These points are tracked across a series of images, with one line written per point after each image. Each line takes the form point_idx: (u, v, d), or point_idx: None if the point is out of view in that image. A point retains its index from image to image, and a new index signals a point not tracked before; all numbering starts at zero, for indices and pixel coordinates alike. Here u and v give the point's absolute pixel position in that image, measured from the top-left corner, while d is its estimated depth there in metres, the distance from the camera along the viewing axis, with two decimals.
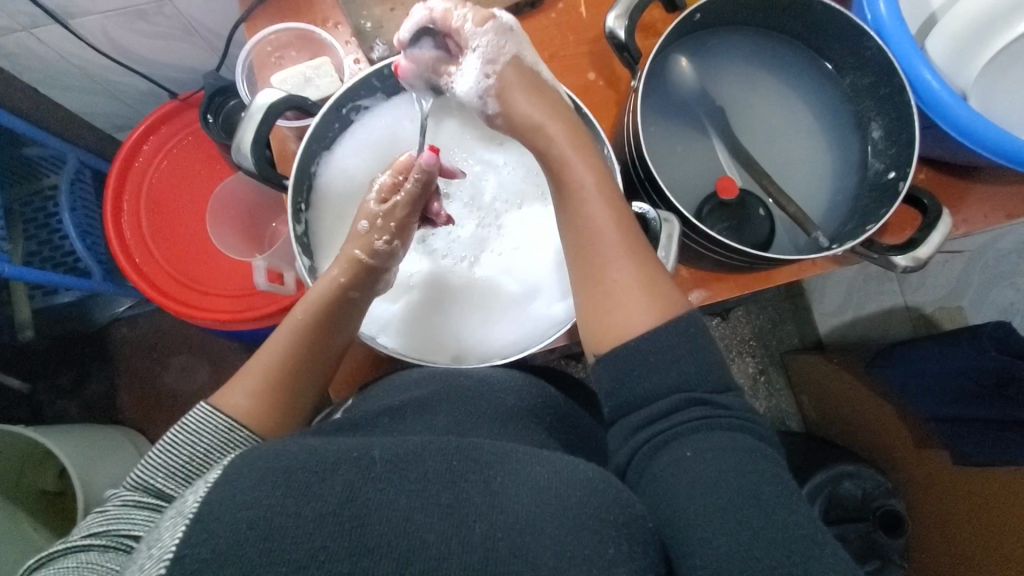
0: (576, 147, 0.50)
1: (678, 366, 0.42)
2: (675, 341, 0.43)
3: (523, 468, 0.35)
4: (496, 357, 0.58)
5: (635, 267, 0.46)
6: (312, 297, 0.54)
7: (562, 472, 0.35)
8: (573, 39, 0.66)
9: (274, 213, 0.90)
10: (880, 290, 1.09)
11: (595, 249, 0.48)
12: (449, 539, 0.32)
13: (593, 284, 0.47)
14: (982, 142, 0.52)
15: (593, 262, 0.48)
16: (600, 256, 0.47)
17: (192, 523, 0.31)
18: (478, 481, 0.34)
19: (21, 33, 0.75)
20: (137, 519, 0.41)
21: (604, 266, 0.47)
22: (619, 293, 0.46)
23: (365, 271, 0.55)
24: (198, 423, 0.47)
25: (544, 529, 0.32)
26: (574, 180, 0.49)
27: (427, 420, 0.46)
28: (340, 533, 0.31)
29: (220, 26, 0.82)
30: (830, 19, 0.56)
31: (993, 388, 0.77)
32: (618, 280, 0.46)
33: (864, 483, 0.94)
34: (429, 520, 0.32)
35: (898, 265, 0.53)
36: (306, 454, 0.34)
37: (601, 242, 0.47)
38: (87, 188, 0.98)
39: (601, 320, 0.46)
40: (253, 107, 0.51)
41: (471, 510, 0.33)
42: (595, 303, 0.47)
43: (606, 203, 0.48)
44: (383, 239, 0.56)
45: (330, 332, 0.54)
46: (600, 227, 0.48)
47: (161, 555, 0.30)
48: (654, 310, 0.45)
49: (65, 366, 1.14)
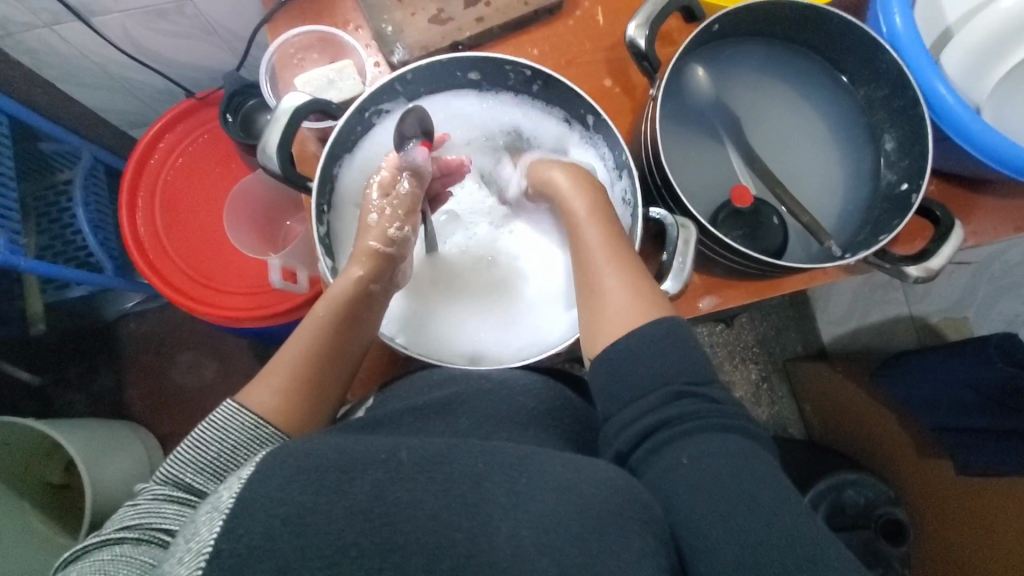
0: (579, 189, 0.55)
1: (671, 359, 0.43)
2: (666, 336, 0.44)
3: (546, 468, 0.36)
4: (516, 359, 0.58)
5: (632, 282, 0.49)
6: (334, 294, 0.55)
7: (583, 474, 0.36)
8: (590, 46, 0.67)
9: (288, 212, 0.91)
10: (884, 300, 1.10)
11: (591, 269, 0.51)
12: (476, 538, 0.33)
13: (592, 298, 0.50)
14: (995, 156, 0.53)
15: (592, 280, 0.51)
16: (595, 273, 0.50)
17: (229, 516, 0.31)
18: (502, 482, 0.35)
19: (43, 29, 0.76)
20: (168, 514, 0.42)
21: (601, 281, 0.50)
22: (612, 298, 0.48)
23: (383, 261, 0.57)
24: (225, 420, 0.48)
25: (571, 531, 0.33)
26: (574, 213, 0.54)
27: (451, 421, 0.48)
28: (371, 530, 0.32)
29: (238, 26, 0.83)
30: (847, 31, 0.57)
31: (998, 399, 0.77)
32: (609, 284, 0.49)
33: (865, 490, 0.95)
34: (456, 520, 0.33)
35: (910, 275, 0.54)
36: (335, 453, 0.35)
37: (599, 264, 0.51)
38: (100, 184, 0.99)
39: (595, 329, 0.48)
40: (279, 110, 0.52)
41: (495, 511, 0.34)
42: (590, 312, 0.50)
43: (601, 226, 0.53)
44: (395, 227, 0.58)
45: (351, 326, 0.55)
46: (594, 250, 0.52)
47: (201, 548, 0.31)
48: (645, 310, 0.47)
49: (72, 360, 1.14)
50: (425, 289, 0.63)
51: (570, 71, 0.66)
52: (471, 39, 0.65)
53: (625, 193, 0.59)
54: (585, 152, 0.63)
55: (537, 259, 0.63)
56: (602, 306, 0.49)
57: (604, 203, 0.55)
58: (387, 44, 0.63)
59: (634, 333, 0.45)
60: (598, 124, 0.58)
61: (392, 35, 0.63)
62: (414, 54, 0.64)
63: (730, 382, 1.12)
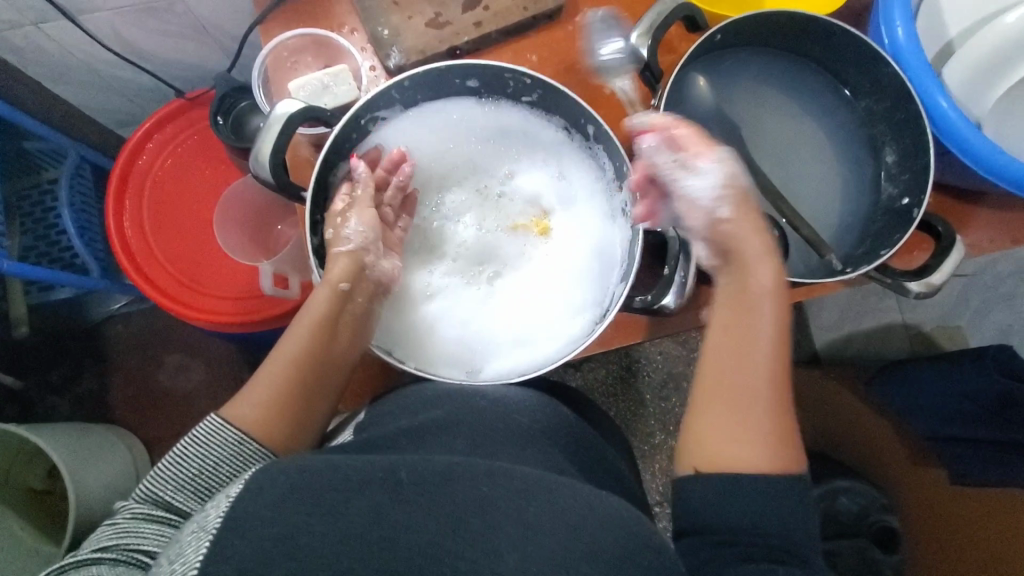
0: (770, 282, 0.48)
1: (769, 508, 0.42)
2: (787, 490, 0.43)
3: (551, 493, 0.35)
4: (514, 373, 0.56)
5: (774, 423, 0.45)
6: (314, 308, 0.54)
7: (585, 498, 0.35)
8: (590, 53, 0.66)
9: (279, 217, 0.88)
10: (878, 307, 1.10)
11: (748, 390, 0.46)
12: (479, 568, 0.31)
13: (732, 412, 0.45)
14: (996, 171, 0.53)
15: (739, 394, 0.46)
16: (750, 403, 0.45)
17: (215, 537, 0.31)
18: (509, 509, 0.33)
19: (30, 28, 0.74)
20: (147, 533, 0.41)
21: (749, 411, 0.45)
22: (752, 428, 0.45)
23: (356, 265, 0.56)
24: (208, 435, 0.46)
25: (575, 563, 0.32)
26: (756, 310, 0.47)
27: (447, 443, 0.46)
28: (368, 558, 0.31)
29: (231, 26, 0.81)
30: (850, 43, 0.57)
31: (995, 410, 0.77)
32: (756, 415, 0.45)
33: (858, 497, 0.95)
34: (458, 547, 0.32)
35: (911, 291, 0.54)
36: (330, 471, 0.34)
37: (756, 391, 0.46)
38: (87, 184, 0.97)
39: (717, 441, 0.45)
40: (272, 117, 0.51)
41: (501, 539, 0.32)
42: (722, 427, 0.45)
43: (778, 348, 0.47)
44: (349, 225, 0.56)
45: (334, 340, 0.54)
46: (756, 366, 0.46)
47: (186, 569, 0.30)
48: (774, 457, 0.44)
49: (57, 363, 1.12)
50: (425, 282, 0.62)
51: (569, 77, 0.66)
52: (470, 45, 0.64)
53: (625, 204, 0.58)
54: (583, 161, 0.62)
55: (548, 269, 0.63)
56: (744, 433, 0.44)
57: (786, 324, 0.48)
58: (383, 48, 0.62)
59: (760, 478, 0.43)
60: (598, 135, 0.57)
61: (389, 39, 0.62)
62: (411, 59, 0.62)
63: None
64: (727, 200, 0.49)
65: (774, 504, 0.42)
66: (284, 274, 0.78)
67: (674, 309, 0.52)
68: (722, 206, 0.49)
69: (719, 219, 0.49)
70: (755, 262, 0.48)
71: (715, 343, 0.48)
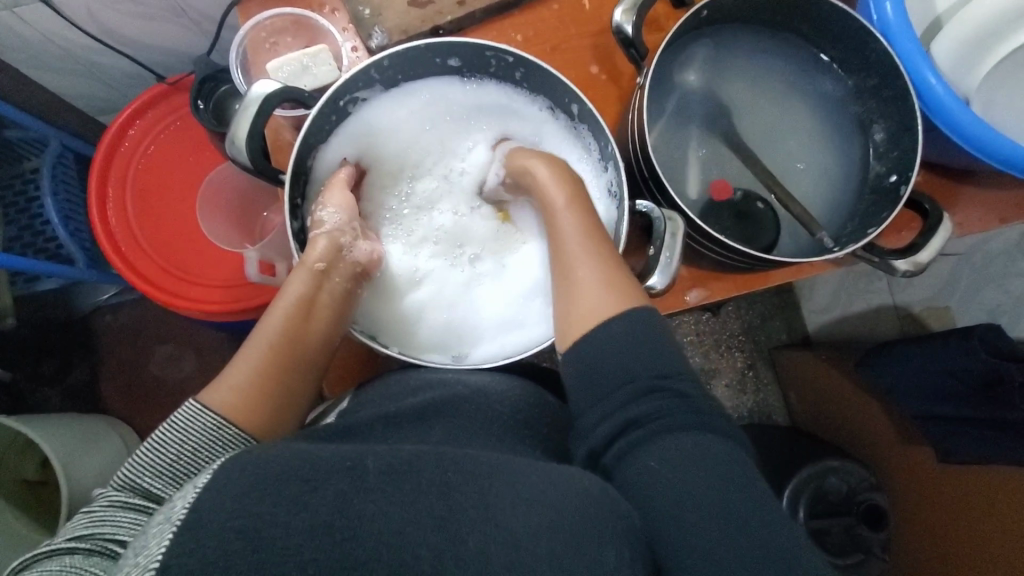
0: (556, 172, 0.54)
1: (637, 356, 0.44)
2: (648, 333, 0.45)
3: (520, 480, 0.35)
4: (497, 357, 0.57)
5: (603, 271, 0.48)
6: (289, 292, 0.54)
7: (555, 484, 0.36)
8: (576, 31, 0.64)
9: (264, 203, 0.87)
10: (869, 288, 1.10)
11: (568, 268, 0.50)
12: (443, 553, 0.32)
13: (565, 287, 0.50)
14: (982, 149, 0.53)
15: (566, 269, 0.50)
16: (569, 264, 0.50)
17: (179, 530, 0.30)
18: (471, 492, 0.34)
19: (2, 12, 0.72)
20: (123, 522, 0.40)
21: (575, 273, 0.49)
22: (583, 290, 0.48)
23: (336, 249, 0.56)
24: (187, 420, 0.46)
25: (541, 541, 0.33)
26: (550, 201, 0.53)
27: (425, 430, 0.47)
28: (331, 546, 0.31)
29: (210, 8, 0.79)
30: (838, 19, 0.56)
31: (982, 389, 0.78)
32: (583, 278, 0.49)
33: (848, 477, 0.95)
34: (420, 534, 0.32)
35: (898, 269, 0.53)
36: (298, 460, 0.34)
37: (572, 251, 0.50)
38: (70, 172, 0.95)
39: (566, 317, 0.49)
40: (248, 98, 0.50)
41: (464, 525, 0.33)
42: (566, 305, 0.49)
43: (585, 223, 0.51)
44: (325, 210, 0.57)
45: (309, 319, 0.54)
46: (569, 241, 0.51)
47: (147, 563, 0.29)
48: (613, 301, 0.47)
49: (46, 354, 1.11)
50: (404, 268, 0.62)
51: (555, 57, 0.64)
52: (453, 24, 0.63)
53: (611, 184, 0.57)
54: (568, 140, 0.61)
55: (533, 255, 0.62)
56: (573, 297, 0.49)
57: (576, 188, 0.54)
58: (364, 27, 0.61)
59: (604, 330, 0.45)
60: (583, 114, 0.56)
61: (370, 19, 0.61)
62: (393, 39, 0.61)
63: (715, 370, 1.12)
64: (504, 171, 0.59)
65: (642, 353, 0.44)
66: (269, 260, 0.76)
67: (661, 289, 0.51)
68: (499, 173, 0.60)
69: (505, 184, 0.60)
70: (539, 168, 0.54)
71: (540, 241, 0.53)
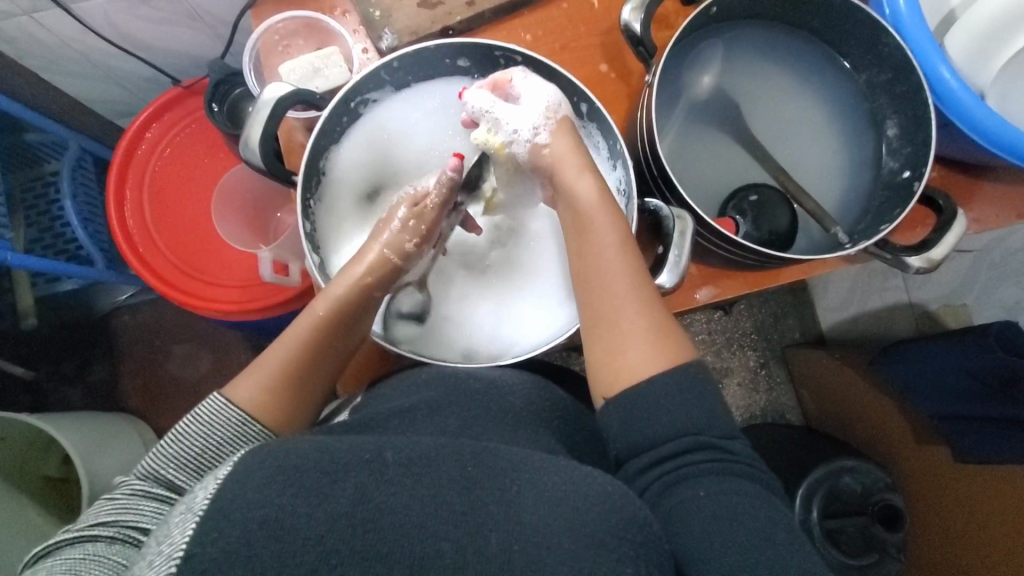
0: (601, 204, 0.53)
1: (677, 406, 0.45)
2: (690, 386, 0.45)
3: (545, 484, 0.35)
4: (509, 355, 0.59)
5: (648, 323, 0.48)
6: (334, 294, 0.54)
7: (581, 484, 0.36)
8: (586, 30, 0.65)
9: (279, 204, 0.89)
10: (884, 286, 1.09)
11: (610, 312, 0.50)
12: (463, 548, 0.32)
13: (606, 333, 0.49)
14: (998, 143, 0.52)
15: (609, 315, 0.50)
16: (614, 310, 0.49)
17: (202, 519, 0.31)
18: (493, 489, 0.35)
19: (23, 18, 0.74)
20: (146, 511, 0.42)
21: (615, 315, 0.49)
22: (628, 340, 0.48)
23: (389, 269, 0.57)
24: (212, 415, 0.47)
25: (562, 545, 0.33)
26: (596, 230, 0.52)
27: (438, 422, 0.47)
28: (352, 537, 0.31)
29: (224, 13, 0.80)
30: (850, 14, 0.55)
31: (997, 386, 0.76)
32: (628, 324, 0.49)
33: (863, 477, 0.92)
34: (443, 528, 0.33)
35: (911, 266, 0.53)
36: (317, 453, 0.35)
37: (615, 295, 0.50)
38: (89, 175, 0.97)
39: (608, 364, 0.48)
40: (260, 101, 0.50)
41: (487, 520, 0.33)
42: (607, 353, 0.49)
43: (627, 264, 0.51)
44: (412, 241, 0.58)
45: (347, 330, 0.54)
46: (616, 286, 0.50)
47: (173, 552, 0.30)
48: (658, 355, 0.47)
49: (68, 354, 1.13)
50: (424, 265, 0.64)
51: (564, 56, 0.64)
52: (462, 25, 0.63)
53: (620, 183, 0.58)
54: None
55: (545, 250, 0.63)
56: (616, 346, 0.48)
57: (619, 215, 0.53)
58: (375, 29, 0.61)
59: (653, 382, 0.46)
60: (591, 112, 0.57)
61: (381, 20, 0.61)
62: (403, 40, 0.62)
63: (727, 369, 1.12)
64: (550, 130, 0.56)
65: (683, 407, 0.45)
66: (283, 261, 0.78)
67: (670, 288, 0.52)
68: (544, 134, 0.56)
69: (544, 148, 0.56)
70: (587, 195, 0.54)
71: (582, 267, 0.53)
